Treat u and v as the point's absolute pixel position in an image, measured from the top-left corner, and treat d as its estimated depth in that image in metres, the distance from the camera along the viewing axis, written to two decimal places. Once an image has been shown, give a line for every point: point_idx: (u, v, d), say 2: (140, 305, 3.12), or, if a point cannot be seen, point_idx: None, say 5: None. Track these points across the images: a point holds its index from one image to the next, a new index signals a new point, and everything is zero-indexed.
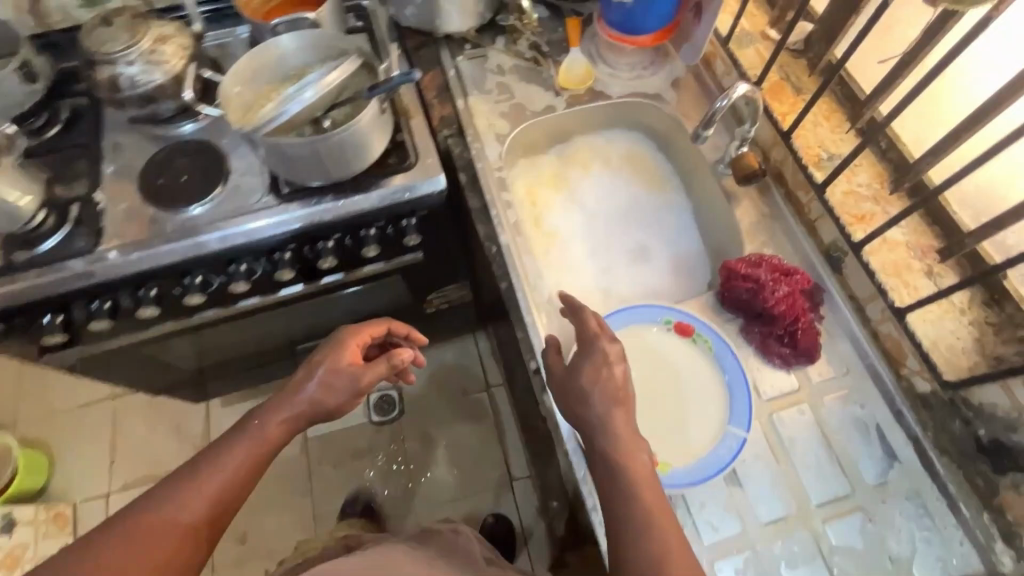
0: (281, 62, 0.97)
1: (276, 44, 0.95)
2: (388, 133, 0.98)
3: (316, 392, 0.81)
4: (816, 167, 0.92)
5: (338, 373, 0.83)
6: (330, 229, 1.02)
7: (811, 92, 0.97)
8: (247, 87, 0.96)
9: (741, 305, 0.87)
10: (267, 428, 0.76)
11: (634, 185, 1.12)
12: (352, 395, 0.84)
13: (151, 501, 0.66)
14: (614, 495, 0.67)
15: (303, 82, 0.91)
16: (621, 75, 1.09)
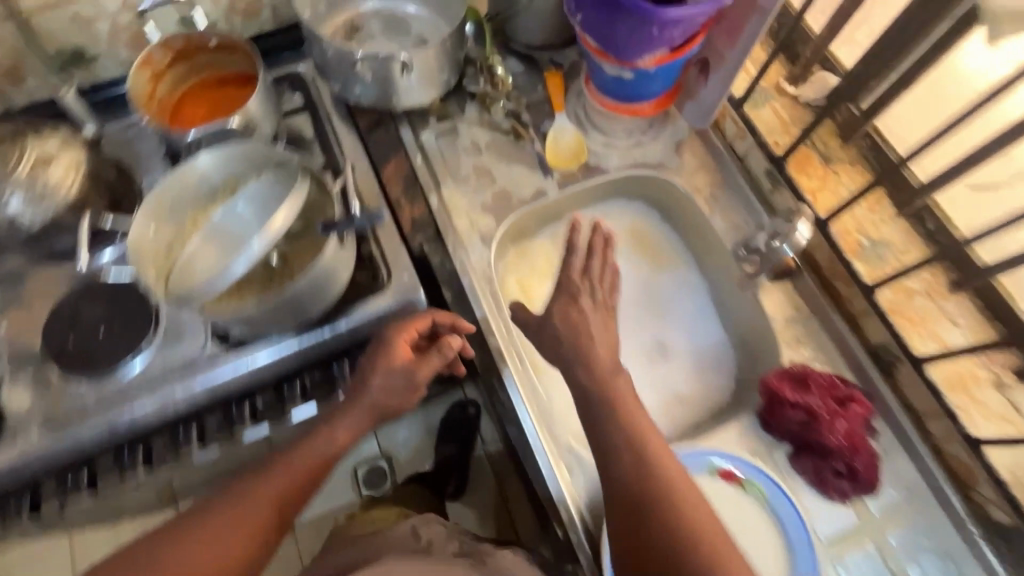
0: (205, 185, 0.79)
1: (194, 167, 0.76)
2: (354, 261, 0.78)
3: (373, 397, 0.77)
4: (858, 257, 0.80)
5: (391, 373, 0.77)
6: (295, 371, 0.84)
7: (841, 162, 0.85)
8: (167, 223, 0.77)
9: (791, 433, 0.76)
10: (335, 433, 0.77)
11: (642, 265, 0.98)
12: (408, 392, 0.79)
13: (218, 503, 0.69)
14: (595, 425, 0.65)
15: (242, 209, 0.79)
16: (618, 145, 0.94)
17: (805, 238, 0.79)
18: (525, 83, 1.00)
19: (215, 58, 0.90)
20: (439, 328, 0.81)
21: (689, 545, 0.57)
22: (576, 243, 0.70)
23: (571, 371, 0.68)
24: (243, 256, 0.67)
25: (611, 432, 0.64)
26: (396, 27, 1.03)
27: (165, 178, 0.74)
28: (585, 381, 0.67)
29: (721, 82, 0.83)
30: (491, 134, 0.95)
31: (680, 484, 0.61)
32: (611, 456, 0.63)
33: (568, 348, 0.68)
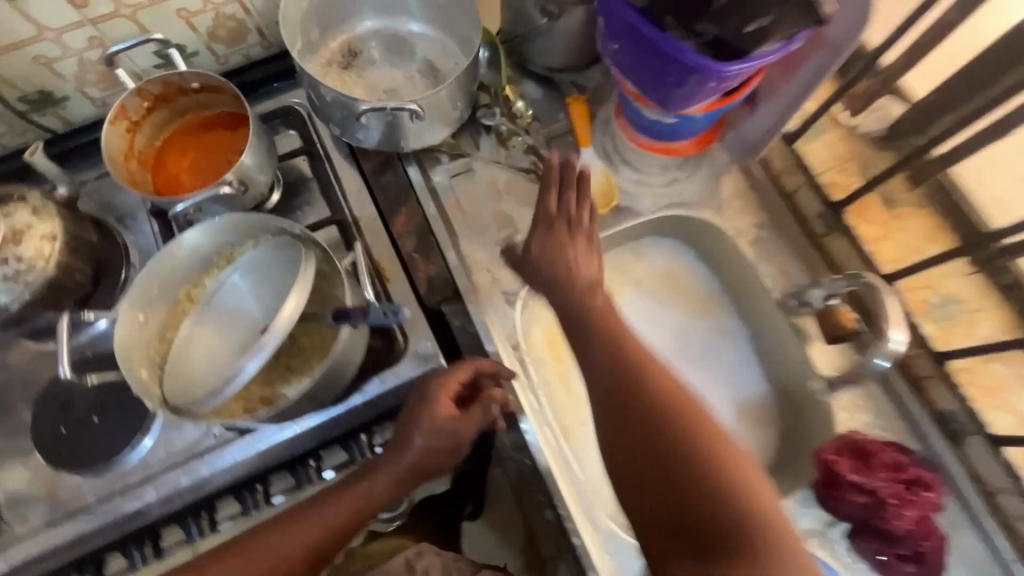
0: (192, 262, 0.70)
1: (179, 244, 0.68)
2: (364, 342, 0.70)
3: (414, 458, 0.69)
4: (925, 317, 0.72)
5: (437, 433, 0.69)
6: (304, 455, 0.76)
7: (904, 206, 0.76)
8: (155, 307, 0.69)
9: (852, 517, 0.69)
10: (375, 489, 0.70)
11: (678, 312, 0.89)
12: (450, 453, 0.72)
13: (246, 553, 0.65)
14: (578, 327, 0.65)
15: (231, 288, 0.70)
16: (651, 184, 0.85)
17: (900, 347, 0.67)
18: (545, 111, 0.90)
19: (195, 100, 0.80)
20: (482, 380, 0.73)
21: (676, 428, 0.55)
22: (554, 178, 0.67)
23: (550, 286, 0.67)
24: (256, 354, 0.61)
25: (593, 330, 0.64)
26: (398, 50, 0.92)
27: (151, 261, 0.66)
28: (562, 287, 0.66)
29: (772, 118, 0.74)
30: (510, 175, 0.87)
31: (663, 374, 0.60)
32: (594, 356, 0.62)
33: (546, 270, 0.67)
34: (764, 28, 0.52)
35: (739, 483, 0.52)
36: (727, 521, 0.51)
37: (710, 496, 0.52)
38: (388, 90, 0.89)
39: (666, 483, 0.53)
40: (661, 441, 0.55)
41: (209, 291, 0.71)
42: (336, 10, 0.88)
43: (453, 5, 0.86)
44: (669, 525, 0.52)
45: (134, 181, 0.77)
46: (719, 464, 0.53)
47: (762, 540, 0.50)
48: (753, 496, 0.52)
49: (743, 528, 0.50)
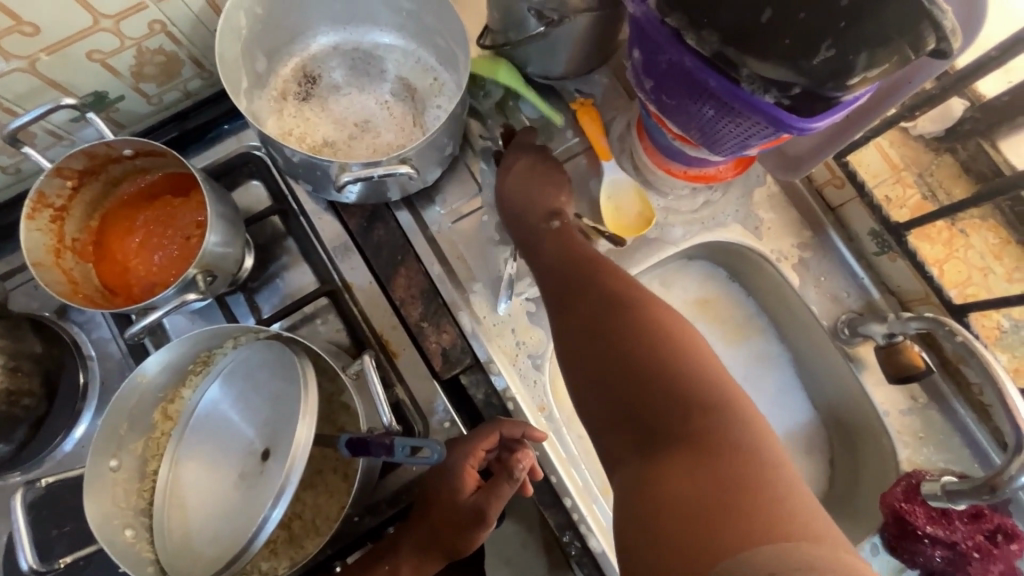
0: (162, 386, 0.60)
1: (141, 376, 0.58)
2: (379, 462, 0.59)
3: (441, 535, 0.62)
4: (998, 347, 0.65)
5: (459, 507, 0.62)
6: (328, 561, 0.65)
7: (969, 220, 0.67)
8: (127, 442, 0.60)
9: (934, 567, 0.65)
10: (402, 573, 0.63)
11: (713, 341, 0.81)
12: (477, 531, 0.61)
13: None
14: (535, 243, 0.67)
15: (206, 417, 0.60)
16: (679, 209, 0.75)
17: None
18: (549, 131, 0.77)
19: (133, 166, 0.66)
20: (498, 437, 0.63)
21: (633, 322, 0.54)
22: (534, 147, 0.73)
23: (514, 212, 0.69)
24: (265, 495, 0.52)
25: (549, 250, 0.65)
26: (365, 69, 0.75)
27: (110, 402, 0.55)
28: (525, 213, 0.68)
29: (828, 138, 0.62)
30: None
31: (616, 274, 0.59)
32: (553, 274, 0.63)
33: (517, 200, 0.69)
34: (869, 80, 0.38)
35: (697, 369, 0.51)
36: (679, 419, 0.48)
37: (666, 383, 0.50)
38: (360, 122, 0.72)
39: (624, 371, 0.52)
40: (612, 338, 0.54)
41: (183, 415, 0.61)
42: (281, 30, 0.71)
43: (428, 12, 0.69)
44: (625, 418, 0.51)
45: (74, 282, 0.64)
46: (678, 357, 0.51)
47: (717, 419, 0.48)
48: (713, 387, 0.50)
49: (701, 417, 0.48)
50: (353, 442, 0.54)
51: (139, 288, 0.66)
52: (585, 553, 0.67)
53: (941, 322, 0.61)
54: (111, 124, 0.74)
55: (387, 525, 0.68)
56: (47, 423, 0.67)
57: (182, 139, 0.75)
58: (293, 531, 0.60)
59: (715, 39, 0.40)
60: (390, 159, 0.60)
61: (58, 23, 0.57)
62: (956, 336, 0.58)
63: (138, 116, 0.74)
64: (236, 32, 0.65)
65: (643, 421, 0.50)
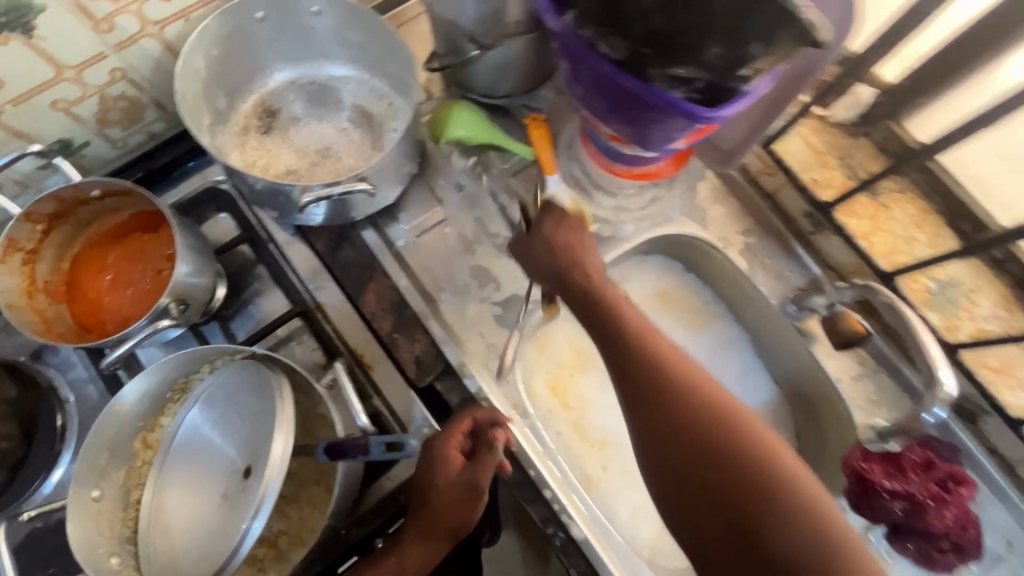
0: (140, 413, 0.62)
1: (118, 404, 0.60)
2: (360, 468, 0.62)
3: (439, 520, 0.62)
4: (928, 306, 0.71)
5: (450, 490, 0.62)
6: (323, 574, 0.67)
7: (891, 194, 0.73)
8: (108, 472, 0.61)
9: (896, 523, 0.68)
10: (406, 565, 0.63)
11: (676, 331, 0.86)
12: (474, 504, 0.62)
13: None
14: (586, 311, 0.61)
15: (187, 441, 0.61)
16: (630, 207, 0.80)
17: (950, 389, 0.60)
18: None
19: (101, 206, 0.69)
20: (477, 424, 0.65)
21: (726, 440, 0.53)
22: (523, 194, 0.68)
23: (553, 274, 0.63)
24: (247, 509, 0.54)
25: (613, 338, 0.59)
26: (322, 100, 0.79)
27: (91, 429, 0.57)
28: (567, 275, 0.62)
29: (748, 128, 0.68)
30: (481, 221, 0.79)
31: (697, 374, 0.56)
32: (623, 365, 0.58)
33: (550, 262, 0.63)
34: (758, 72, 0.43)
35: (807, 507, 0.50)
36: (785, 546, 0.49)
37: (770, 509, 0.50)
38: (321, 150, 0.76)
39: (721, 492, 0.52)
40: (718, 467, 0.52)
41: (162, 441, 0.62)
42: (239, 69, 0.75)
43: (376, 43, 0.74)
44: (726, 538, 0.51)
45: (47, 321, 0.66)
46: (807, 514, 0.49)
47: (825, 546, 0.49)
48: (812, 506, 0.50)
49: (809, 545, 0.49)
50: (331, 447, 0.56)
51: (113, 323, 0.67)
52: (570, 543, 0.69)
53: (873, 290, 0.66)
54: (78, 170, 0.77)
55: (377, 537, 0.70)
56: (26, 466, 0.67)
57: (148, 179, 0.78)
58: (280, 547, 0.62)
59: (623, 45, 0.46)
60: (349, 177, 0.64)
61: (21, 74, 0.61)
62: (885, 300, 0.63)
63: (105, 160, 0.77)
64: (195, 73, 0.69)
65: (746, 543, 0.51)
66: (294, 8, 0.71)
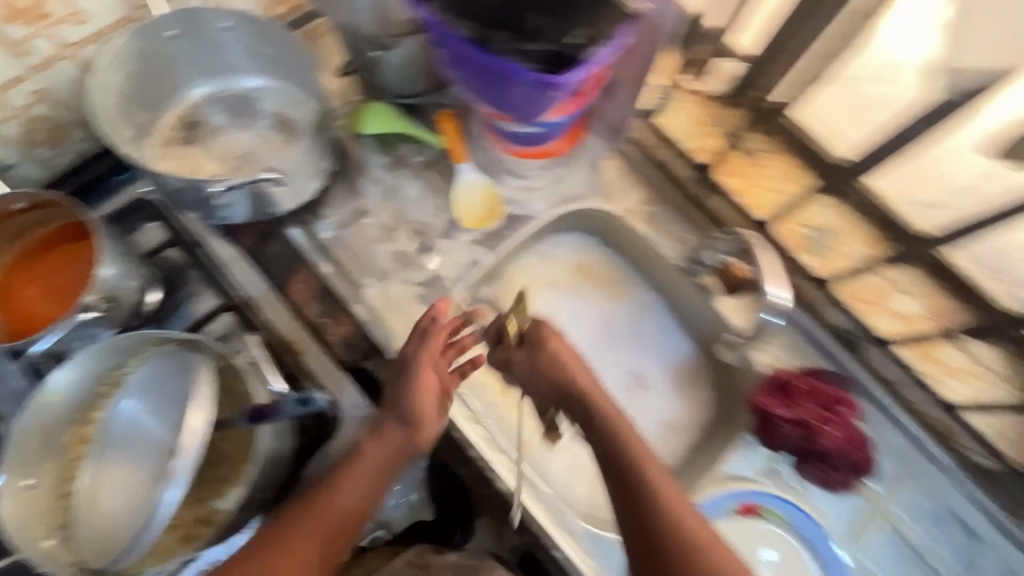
0: (70, 408, 0.65)
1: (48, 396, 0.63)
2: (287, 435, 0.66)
3: (398, 409, 0.66)
4: (804, 251, 0.79)
5: (407, 377, 0.68)
6: None
7: (766, 154, 0.82)
8: (44, 463, 0.64)
9: (794, 449, 0.75)
10: (368, 453, 0.64)
11: (595, 302, 0.92)
12: (432, 389, 0.67)
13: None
14: (591, 431, 0.66)
15: (112, 430, 0.63)
16: (537, 187, 0.86)
17: (783, 299, 0.75)
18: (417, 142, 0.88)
19: (28, 220, 0.73)
20: (431, 330, 0.70)
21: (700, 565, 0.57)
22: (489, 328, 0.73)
23: (562, 396, 0.68)
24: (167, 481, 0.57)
25: (611, 454, 0.64)
26: (241, 110, 0.84)
27: (23, 412, 0.62)
28: (573, 399, 0.67)
29: (626, 101, 0.77)
30: (400, 211, 0.84)
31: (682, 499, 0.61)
32: (617, 480, 0.63)
33: (557, 383, 0.68)
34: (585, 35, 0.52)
35: None
36: None
37: None
38: (242, 155, 0.81)
39: None
40: None
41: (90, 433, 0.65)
42: (157, 85, 0.80)
43: (285, 53, 0.80)
44: None
45: None
46: None
47: None
48: None
49: None
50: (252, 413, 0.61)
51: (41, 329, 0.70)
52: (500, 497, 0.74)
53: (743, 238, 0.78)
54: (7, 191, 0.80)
55: None
56: None
57: (78, 193, 0.82)
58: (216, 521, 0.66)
59: (477, 28, 0.55)
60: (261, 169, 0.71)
61: None
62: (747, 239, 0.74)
63: (32, 180, 0.81)
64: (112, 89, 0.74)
65: None
66: (203, 25, 0.76)
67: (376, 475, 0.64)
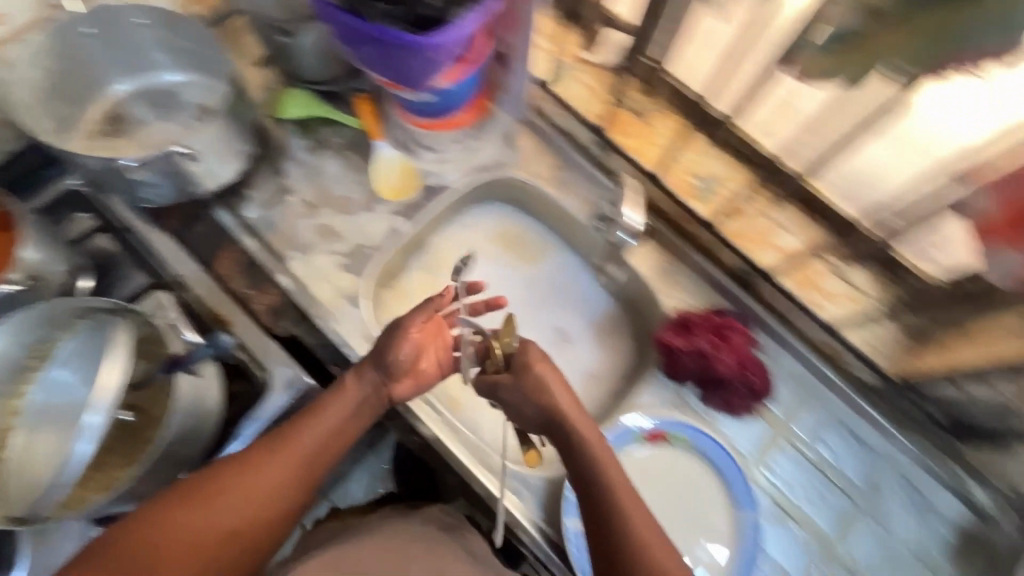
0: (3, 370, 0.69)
1: None
2: (218, 384, 0.73)
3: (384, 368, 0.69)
4: (693, 199, 0.87)
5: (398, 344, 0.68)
6: None
7: (656, 115, 0.89)
8: None
9: (695, 378, 0.81)
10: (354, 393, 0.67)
11: (517, 265, 0.98)
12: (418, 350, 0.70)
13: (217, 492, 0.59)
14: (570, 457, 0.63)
15: (41, 388, 0.68)
16: (452, 158, 0.92)
17: (635, 221, 0.85)
18: (336, 124, 0.93)
19: None
20: (405, 319, 0.69)
21: None
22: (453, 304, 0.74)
23: (541, 421, 0.65)
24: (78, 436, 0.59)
25: (589, 482, 0.61)
26: (165, 102, 0.89)
27: None
28: (554, 427, 0.64)
29: (521, 70, 0.84)
30: (322, 187, 0.90)
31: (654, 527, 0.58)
32: (590, 507, 0.61)
33: (535, 410, 0.65)
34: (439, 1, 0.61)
35: None
36: None
37: None
38: (166, 143, 0.86)
39: None
40: None
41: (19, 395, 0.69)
42: (79, 81, 0.85)
43: (199, 44, 0.85)
44: None
45: None
46: None
47: None
48: None
49: None
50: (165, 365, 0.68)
51: None
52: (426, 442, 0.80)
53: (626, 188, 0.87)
54: None
55: None
56: None
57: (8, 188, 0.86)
58: None
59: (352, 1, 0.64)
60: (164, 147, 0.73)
61: None
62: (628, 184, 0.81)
63: None
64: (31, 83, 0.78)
65: None
66: (119, 21, 0.81)
67: (342, 421, 0.66)
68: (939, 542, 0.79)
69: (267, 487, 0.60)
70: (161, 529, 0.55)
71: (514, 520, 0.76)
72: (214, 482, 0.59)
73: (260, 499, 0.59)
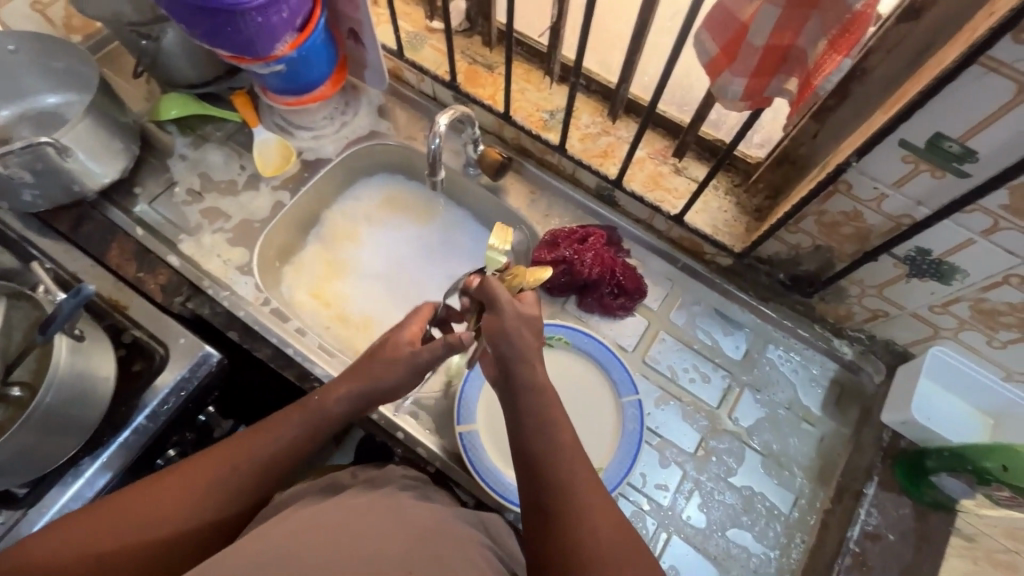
0: None
1: None
2: (106, 353, 0.74)
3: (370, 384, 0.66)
4: (546, 130, 0.94)
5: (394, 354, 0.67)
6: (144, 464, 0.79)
7: (502, 65, 0.98)
8: None
9: (567, 286, 0.88)
10: (328, 404, 0.65)
11: (406, 226, 1.04)
12: (411, 374, 0.66)
13: (177, 483, 0.59)
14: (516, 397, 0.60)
15: None
16: (325, 133, 1.00)
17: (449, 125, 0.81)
18: (215, 119, 1.00)
19: None
20: (392, 337, 0.69)
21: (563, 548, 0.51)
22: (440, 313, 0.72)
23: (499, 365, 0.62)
24: None
25: (534, 416, 0.58)
26: (47, 122, 0.95)
27: None
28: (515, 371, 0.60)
29: (372, 42, 0.91)
30: (206, 175, 0.96)
31: (582, 480, 0.55)
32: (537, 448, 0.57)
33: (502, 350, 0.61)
34: None
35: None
36: None
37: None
38: None
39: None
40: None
41: None
42: None
43: (70, 63, 0.91)
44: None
45: None
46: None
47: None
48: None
49: None
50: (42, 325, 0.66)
51: None
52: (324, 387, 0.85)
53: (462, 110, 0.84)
54: None
55: (178, 433, 0.82)
56: None
57: None
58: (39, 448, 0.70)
59: None
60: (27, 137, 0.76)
61: None
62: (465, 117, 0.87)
63: None
64: None
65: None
66: None
67: (309, 430, 0.64)
68: (815, 397, 0.84)
69: (210, 495, 0.60)
70: (101, 526, 0.56)
71: (413, 440, 0.81)
72: (160, 481, 0.59)
73: (203, 503, 0.59)
